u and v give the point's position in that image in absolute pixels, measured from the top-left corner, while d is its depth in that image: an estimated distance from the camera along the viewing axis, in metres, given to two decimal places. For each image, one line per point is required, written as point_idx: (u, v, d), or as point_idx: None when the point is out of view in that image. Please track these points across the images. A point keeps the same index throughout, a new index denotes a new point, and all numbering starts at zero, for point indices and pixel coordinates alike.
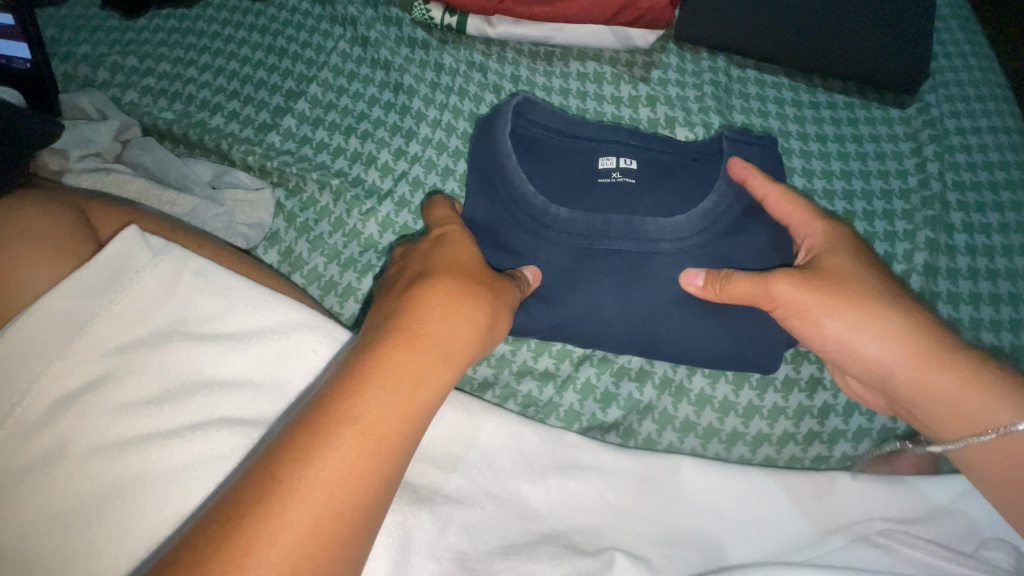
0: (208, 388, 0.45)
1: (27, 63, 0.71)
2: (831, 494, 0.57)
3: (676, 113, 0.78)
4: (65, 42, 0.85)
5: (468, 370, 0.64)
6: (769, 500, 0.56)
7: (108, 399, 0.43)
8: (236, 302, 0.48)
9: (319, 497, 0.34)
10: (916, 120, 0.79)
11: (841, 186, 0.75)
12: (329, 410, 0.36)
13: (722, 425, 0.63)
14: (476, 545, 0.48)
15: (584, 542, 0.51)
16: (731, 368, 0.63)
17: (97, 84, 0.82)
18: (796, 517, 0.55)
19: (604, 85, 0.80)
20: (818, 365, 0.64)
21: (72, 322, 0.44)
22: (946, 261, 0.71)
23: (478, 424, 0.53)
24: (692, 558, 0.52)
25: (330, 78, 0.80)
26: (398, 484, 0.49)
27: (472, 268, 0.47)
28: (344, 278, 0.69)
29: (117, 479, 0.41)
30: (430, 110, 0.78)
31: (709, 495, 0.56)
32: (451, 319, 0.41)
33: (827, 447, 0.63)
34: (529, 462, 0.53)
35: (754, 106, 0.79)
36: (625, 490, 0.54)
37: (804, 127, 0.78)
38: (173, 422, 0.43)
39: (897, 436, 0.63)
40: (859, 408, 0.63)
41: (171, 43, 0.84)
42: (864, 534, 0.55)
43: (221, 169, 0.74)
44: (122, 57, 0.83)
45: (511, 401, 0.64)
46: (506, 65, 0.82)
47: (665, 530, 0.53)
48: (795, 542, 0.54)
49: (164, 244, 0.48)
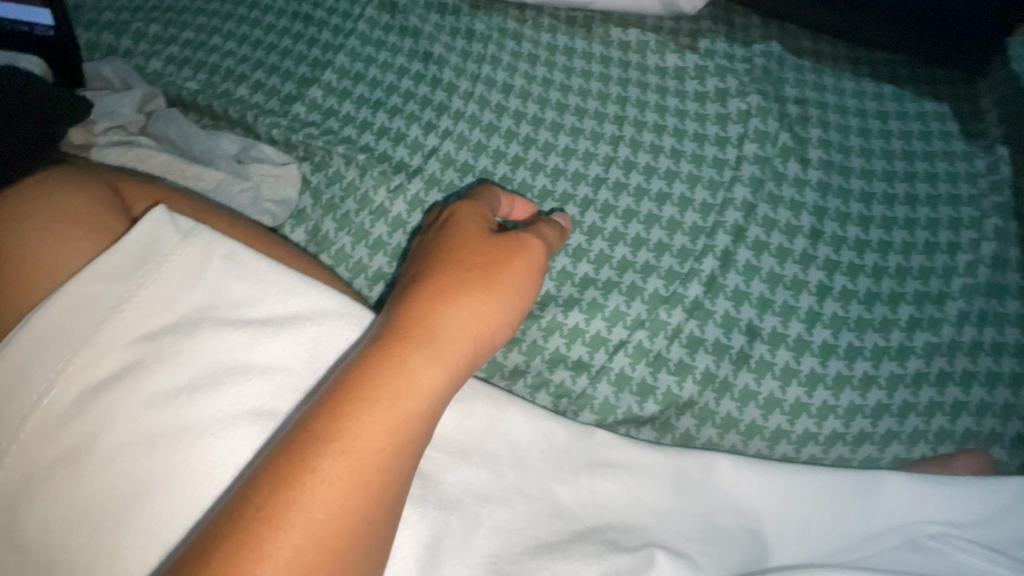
0: (239, 378, 0.43)
1: (50, 30, 0.68)
2: (880, 495, 0.53)
3: (727, 84, 0.72)
4: (88, 8, 0.82)
5: (497, 359, 0.62)
6: (813, 502, 0.53)
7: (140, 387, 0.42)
8: (267, 288, 0.46)
9: (348, 475, 0.34)
10: (987, 98, 0.73)
11: (902, 166, 0.69)
12: (358, 390, 0.37)
13: (766, 422, 0.59)
14: (508, 546, 0.46)
15: (620, 538, 0.49)
16: (778, 364, 0.60)
17: (120, 52, 0.80)
18: (841, 520, 0.53)
19: (647, 55, 0.75)
20: (872, 361, 0.61)
21: (101, 309, 0.43)
22: (1016, 252, 0.64)
23: (508, 418, 0.52)
24: (734, 557, 0.50)
25: (357, 47, 0.77)
26: (427, 478, 0.47)
27: (491, 237, 0.47)
28: (372, 261, 0.67)
29: (150, 471, 0.40)
30: (462, 82, 0.74)
31: (750, 495, 0.53)
32: (466, 312, 0.41)
33: (878, 449, 0.59)
34: (559, 459, 0.52)
35: (809, 79, 0.74)
36: (662, 491, 0.52)
37: (863, 102, 0.72)
38: (204, 413, 0.42)
39: (955, 440, 0.59)
40: (916, 408, 0.60)
41: (195, 10, 0.81)
42: (911, 538, 0.52)
43: (245, 143, 0.72)
44: (145, 24, 0.81)
45: (542, 391, 0.61)
46: (541, 32, 0.77)
47: (704, 529, 0.51)
48: (837, 544, 0.52)
49: (193, 226, 0.47)
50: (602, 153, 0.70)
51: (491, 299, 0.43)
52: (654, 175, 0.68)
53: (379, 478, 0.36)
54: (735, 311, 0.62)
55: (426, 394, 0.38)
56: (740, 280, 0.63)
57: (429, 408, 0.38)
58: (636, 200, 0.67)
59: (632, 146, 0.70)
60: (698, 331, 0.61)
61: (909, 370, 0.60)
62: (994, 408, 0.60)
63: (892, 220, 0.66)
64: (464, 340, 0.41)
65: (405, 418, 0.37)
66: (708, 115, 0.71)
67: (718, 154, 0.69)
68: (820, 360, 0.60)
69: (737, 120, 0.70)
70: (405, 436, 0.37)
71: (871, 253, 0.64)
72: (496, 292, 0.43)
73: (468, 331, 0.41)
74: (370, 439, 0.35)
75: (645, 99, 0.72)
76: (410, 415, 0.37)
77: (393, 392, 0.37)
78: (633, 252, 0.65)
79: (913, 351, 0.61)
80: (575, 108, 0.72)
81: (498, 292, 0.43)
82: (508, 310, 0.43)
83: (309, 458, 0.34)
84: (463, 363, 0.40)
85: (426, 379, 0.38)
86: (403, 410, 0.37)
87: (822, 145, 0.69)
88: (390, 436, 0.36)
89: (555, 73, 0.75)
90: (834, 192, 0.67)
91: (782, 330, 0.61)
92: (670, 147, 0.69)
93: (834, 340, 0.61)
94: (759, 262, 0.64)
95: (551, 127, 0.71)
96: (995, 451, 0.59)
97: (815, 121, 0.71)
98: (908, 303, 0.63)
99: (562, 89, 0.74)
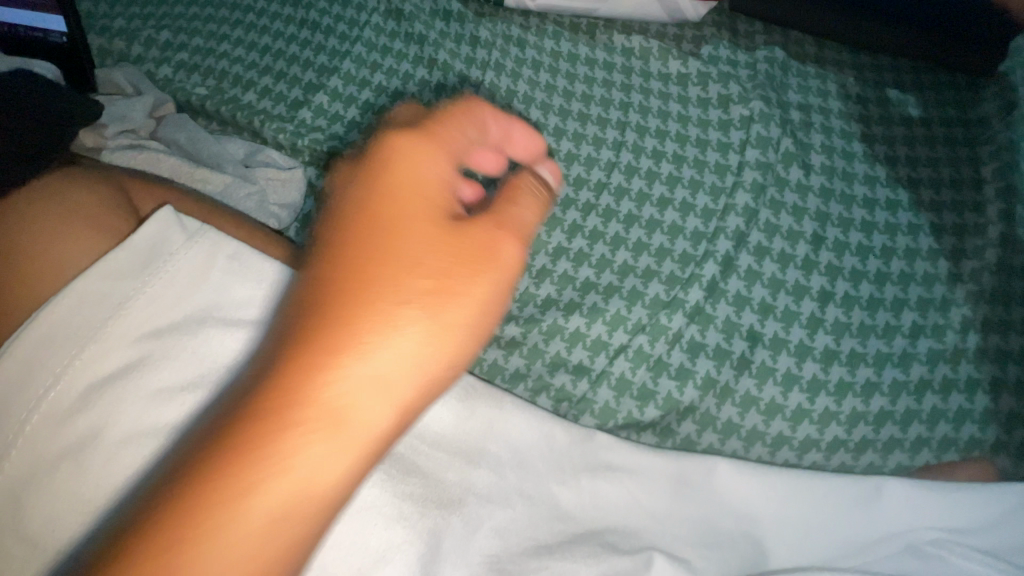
0: (243, 377, 0.44)
1: (64, 37, 0.70)
2: (882, 502, 0.53)
3: (730, 91, 0.73)
4: (102, 16, 0.84)
5: (499, 362, 0.63)
6: (814, 508, 0.53)
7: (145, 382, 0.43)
8: (272, 290, 0.47)
9: (290, 475, 0.32)
10: (991, 105, 0.72)
11: (905, 173, 0.69)
12: (299, 379, 0.33)
13: (768, 428, 0.59)
14: (507, 547, 0.46)
15: (620, 542, 0.49)
16: (780, 369, 0.60)
17: (132, 58, 0.81)
18: (843, 527, 0.52)
19: (651, 62, 0.76)
20: (874, 367, 0.60)
21: (109, 307, 0.43)
22: (1021, 258, 0.64)
23: (508, 421, 0.52)
24: (733, 562, 0.50)
25: (363, 54, 0.78)
26: (428, 478, 0.47)
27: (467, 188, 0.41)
28: None
29: (154, 465, 0.41)
30: (467, 88, 0.75)
31: (751, 500, 0.53)
32: (432, 283, 0.37)
33: (881, 455, 0.59)
34: (560, 461, 0.52)
35: (812, 85, 0.74)
36: (663, 496, 0.52)
37: (866, 109, 0.73)
38: (209, 411, 0.43)
39: (959, 448, 0.59)
40: (918, 415, 0.59)
41: (206, 17, 0.82)
42: (913, 544, 0.52)
43: (254, 148, 0.73)
44: (157, 30, 0.82)
45: (543, 395, 0.62)
46: (546, 39, 0.78)
47: (704, 534, 0.51)
48: (839, 550, 0.52)
49: (199, 228, 0.48)
50: (605, 159, 0.70)
51: (465, 271, 0.38)
52: (656, 180, 0.69)
53: (331, 472, 0.33)
54: (736, 316, 0.62)
55: (382, 380, 0.34)
56: (741, 285, 0.63)
57: (392, 396, 0.34)
58: (637, 205, 0.67)
59: (635, 152, 0.70)
60: (699, 335, 0.62)
61: (912, 377, 0.60)
62: (998, 415, 0.59)
63: (894, 226, 0.66)
64: (432, 317, 0.36)
65: (355, 405, 0.33)
66: (710, 121, 0.71)
67: (721, 160, 0.69)
68: (822, 366, 0.60)
69: (739, 126, 0.71)
70: (359, 426, 0.33)
71: (873, 259, 0.64)
72: (471, 269, 0.38)
73: (436, 306, 0.36)
74: (313, 434, 0.32)
75: (648, 105, 0.73)
76: (360, 404, 0.33)
77: (343, 381, 0.33)
78: (635, 257, 0.65)
79: (916, 357, 0.61)
80: (579, 115, 0.73)
81: (466, 256, 0.38)
82: (487, 281, 0.38)
83: (245, 458, 0.32)
84: (432, 340, 0.35)
85: (382, 364, 0.34)
86: (353, 400, 0.33)
87: (824, 150, 0.70)
88: (336, 430, 0.33)
89: (558, 80, 0.75)
90: (836, 198, 0.67)
91: (783, 335, 0.61)
92: (673, 153, 0.70)
93: (835, 345, 0.61)
94: (760, 267, 0.64)
95: (554, 132, 0.72)
96: (999, 459, 0.59)
97: (817, 127, 0.71)
98: (911, 309, 0.63)
99: (565, 96, 0.74)
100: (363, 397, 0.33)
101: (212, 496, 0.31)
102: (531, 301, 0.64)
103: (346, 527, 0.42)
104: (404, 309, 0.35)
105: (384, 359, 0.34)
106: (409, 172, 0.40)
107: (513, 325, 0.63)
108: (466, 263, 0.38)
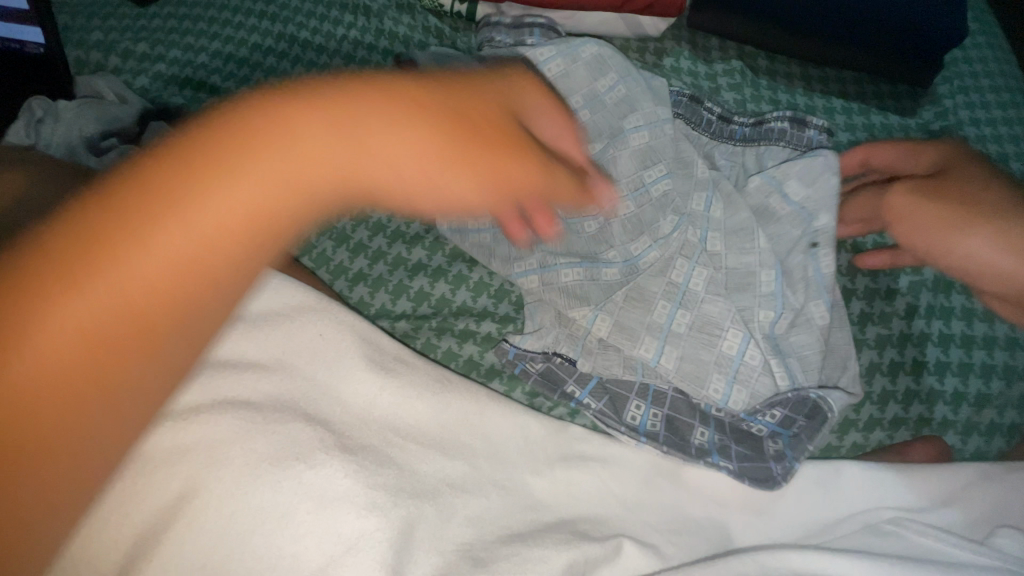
0: (219, 369, 0.46)
1: (39, 48, 0.73)
2: (837, 482, 0.55)
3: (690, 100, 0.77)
4: (76, 29, 0.85)
5: (474, 357, 0.65)
6: (775, 488, 0.55)
7: (128, 380, 0.33)
8: None
9: (82, 329, 0.31)
10: (928, 113, 0.78)
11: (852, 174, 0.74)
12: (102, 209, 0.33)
13: None
14: (480, 535, 0.46)
15: (590, 529, 0.50)
16: None
17: (107, 69, 0.82)
18: (802, 504, 0.54)
19: None
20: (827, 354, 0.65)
21: None
22: None
23: (482, 411, 0.52)
24: (700, 545, 0.51)
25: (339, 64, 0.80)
26: (403, 469, 0.46)
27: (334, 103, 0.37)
28: (352, 264, 0.69)
29: (123, 454, 0.40)
30: None
31: (716, 484, 0.55)
32: (240, 198, 0.34)
33: (837, 436, 0.63)
34: (533, 451, 0.53)
35: (765, 94, 0.78)
36: (631, 483, 0.54)
37: (815, 116, 0.77)
38: (183, 400, 0.43)
39: (909, 427, 0.64)
40: (871, 397, 0.65)
41: (181, 30, 0.84)
42: (871, 524, 0.53)
43: None
44: (132, 42, 0.83)
45: (518, 388, 0.64)
46: None
47: (673, 519, 0.52)
48: (802, 529, 0.53)
49: None
50: None
51: (233, 178, 0.34)
52: None
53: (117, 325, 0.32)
54: None
55: (163, 254, 0.32)
56: None
57: (178, 270, 0.33)
58: None
59: None
60: None
61: (864, 361, 0.66)
62: (943, 396, 0.65)
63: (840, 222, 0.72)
64: (199, 208, 0.33)
65: (64, 278, 0.31)
66: None
67: None
68: None
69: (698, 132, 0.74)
70: (51, 299, 0.31)
71: None
72: (230, 146, 0.35)
73: (175, 204, 0.33)
74: (86, 295, 0.31)
75: None
76: (79, 275, 0.31)
77: (128, 241, 0.32)
78: None
79: (866, 343, 0.66)
80: None
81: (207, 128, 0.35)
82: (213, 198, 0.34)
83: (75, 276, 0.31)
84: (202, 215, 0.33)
85: (140, 262, 0.32)
86: (120, 296, 0.32)
87: None
88: (57, 282, 0.31)
89: None
90: None
91: None
92: None
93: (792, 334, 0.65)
94: None
95: None
96: (949, 438, 0.64)
97: None
98: (859, 298, 0.68)
99: None
100: (61, 276, 0.31)
101: (66, 310, 0.31)
102: (505, 296, 0.68)
103: (314, 517, 0.41)
104: (157, 183, 0.34)
105: (140, 213, 0.33)
106: (361, 96, 0.38)
107: (488, 322, 0.67)
108: (207, 149, 0.35)
